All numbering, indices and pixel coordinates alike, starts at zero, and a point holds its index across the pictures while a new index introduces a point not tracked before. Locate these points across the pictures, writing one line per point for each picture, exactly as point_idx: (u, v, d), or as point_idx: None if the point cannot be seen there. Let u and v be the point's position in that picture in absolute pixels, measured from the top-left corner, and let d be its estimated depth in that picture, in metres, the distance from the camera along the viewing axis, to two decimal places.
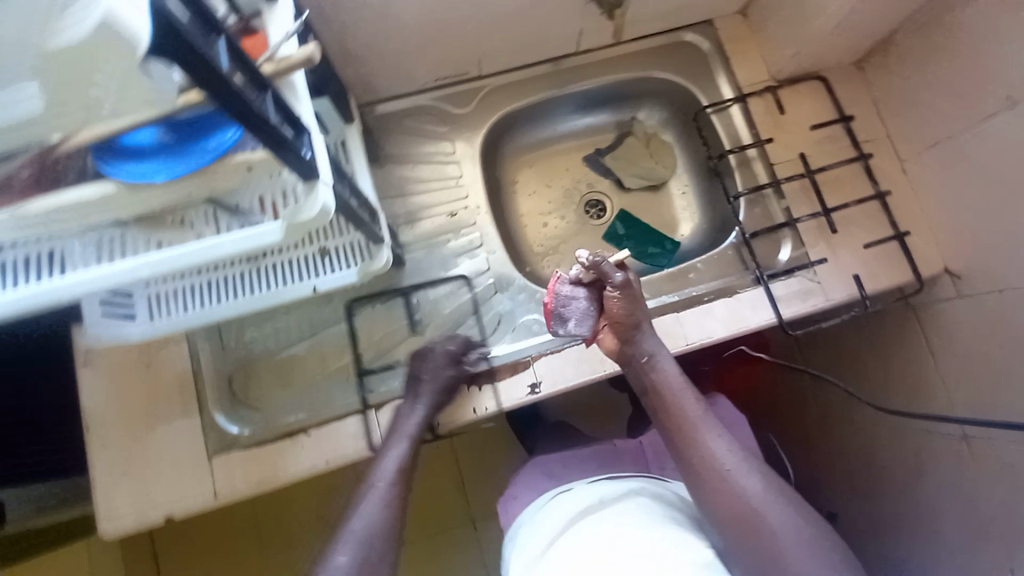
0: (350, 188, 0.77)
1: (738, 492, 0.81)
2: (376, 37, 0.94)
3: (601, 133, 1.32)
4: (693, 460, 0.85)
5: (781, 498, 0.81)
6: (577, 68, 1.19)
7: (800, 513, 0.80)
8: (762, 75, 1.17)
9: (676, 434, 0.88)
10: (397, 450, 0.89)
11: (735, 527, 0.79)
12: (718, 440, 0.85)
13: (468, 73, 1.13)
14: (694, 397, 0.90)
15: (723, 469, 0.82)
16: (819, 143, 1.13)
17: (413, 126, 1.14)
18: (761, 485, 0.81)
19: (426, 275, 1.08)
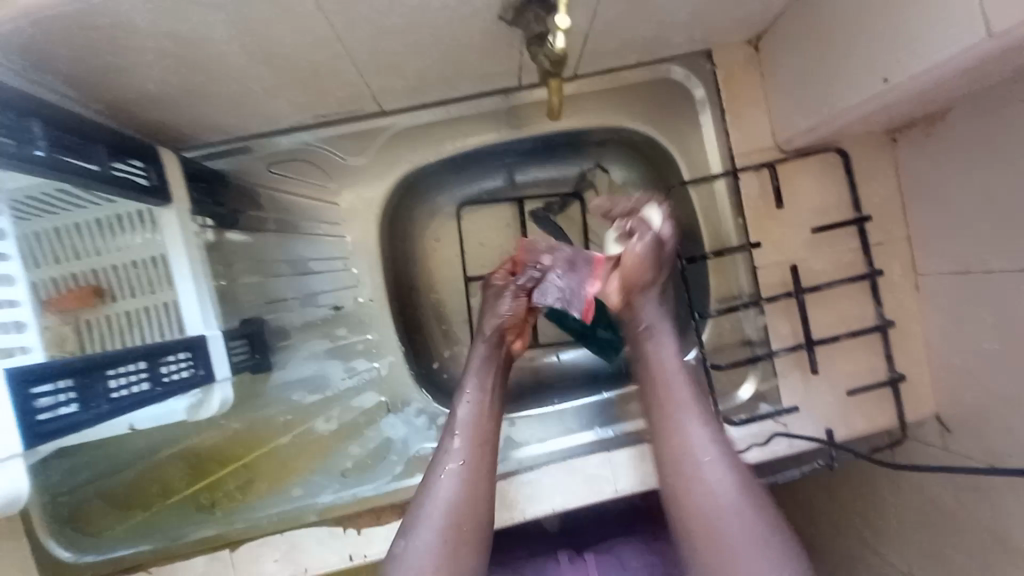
0: (125, 369, 0.55)
1: (729, 531, 0.65)
2: (192, 78, 0.63)
3: (552, 185, 1.02)
4: (671, 472, 0.69)
5: (784, 538, 0.65)
6: (519, 108, 0.88)
7: (774, 526, 0.65)
8: (764, 142, 0.88)
9: (657, 431, 0.72)
10: (466, 400, 0.76)
11: (720, 564, 0.64)
12: (709, 446, 0.69)
13: (363, 110, 0.81)
14: (684, 381, 0.73)
15: (713, 496, 0.67)
16: (820, 247, 0.87)
17: (287, 180, 0.86)
18: (760, 518, 0.65)
19: (299, 384, 0.87)
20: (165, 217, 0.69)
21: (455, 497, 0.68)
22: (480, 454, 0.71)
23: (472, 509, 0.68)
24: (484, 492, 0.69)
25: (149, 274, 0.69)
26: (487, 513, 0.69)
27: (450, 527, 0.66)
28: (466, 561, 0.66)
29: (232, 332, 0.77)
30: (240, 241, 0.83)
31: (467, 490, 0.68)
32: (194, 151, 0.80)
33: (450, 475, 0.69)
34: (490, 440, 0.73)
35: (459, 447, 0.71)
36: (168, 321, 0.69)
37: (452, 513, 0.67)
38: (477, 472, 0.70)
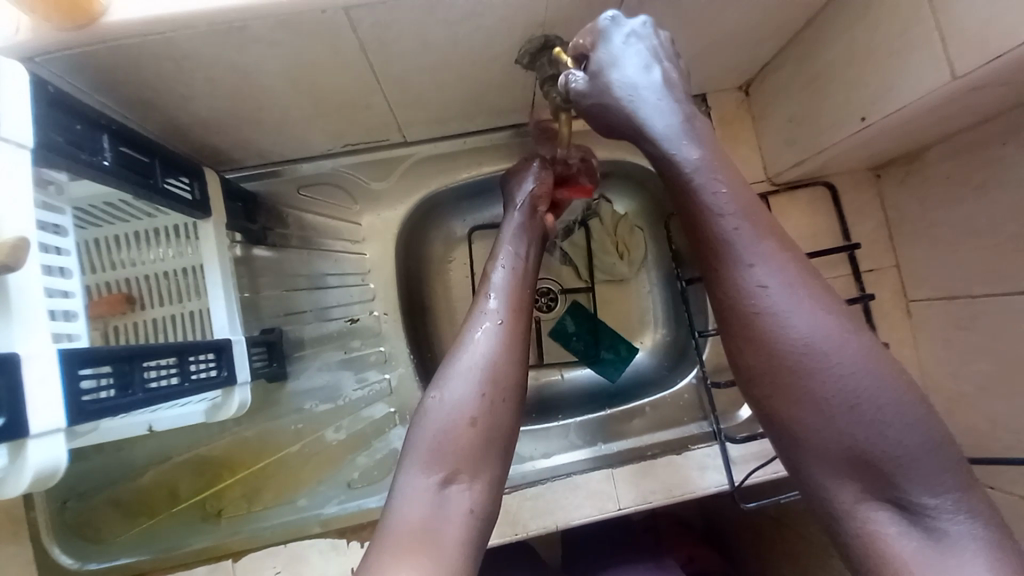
0: (160, 362, 0.59)
1: (816, 393, 0.47)
2: (240, 107, 0.70)
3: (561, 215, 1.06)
4: (733, 317, 0.52)
5: (894, 388, 0.46)
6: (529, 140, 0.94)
7: (899, 400, 0.46)
8: (757, 175, 0.95)
9: (708, 274, 0.53)
10: (502, 264, 0.74)
11: (809, 443, 0.48)
12: (785, 295, 0.49)
13: (388, 139, 0.88)
14: (737, 212, 0.52)
15: (793, 350, 0.48)
16: (811, 272, 0.93)
17: (313, 203, 0.92)
18: (861, 377, 0.46)
19: (312, 394, 0.90)
20: (204, 230, 0.75)
21: (497, 348, 0.64)
22: (517, 323, 0.68)
23: (506, 374, 0.63)
24: (520, 350, 0.66)
25: (177, 287, 0.74)
26: (522, 374, 0.65)
27: (485, 386, 0.62)
28: (498, 426, 0.61)
29: (253, 341, 0.80)
30: (268, 256, 0.91)
31: (505, 354, 0.64)
32: (234, 175, 0.88)
33: (486, 337, 0.65)
34: (527, 303, 0.71)
35: (498, 308, 0.68)
36: (195, 329, 0.75)
37: (492, 371, 0.63)
38: (512, 333, 0.66)
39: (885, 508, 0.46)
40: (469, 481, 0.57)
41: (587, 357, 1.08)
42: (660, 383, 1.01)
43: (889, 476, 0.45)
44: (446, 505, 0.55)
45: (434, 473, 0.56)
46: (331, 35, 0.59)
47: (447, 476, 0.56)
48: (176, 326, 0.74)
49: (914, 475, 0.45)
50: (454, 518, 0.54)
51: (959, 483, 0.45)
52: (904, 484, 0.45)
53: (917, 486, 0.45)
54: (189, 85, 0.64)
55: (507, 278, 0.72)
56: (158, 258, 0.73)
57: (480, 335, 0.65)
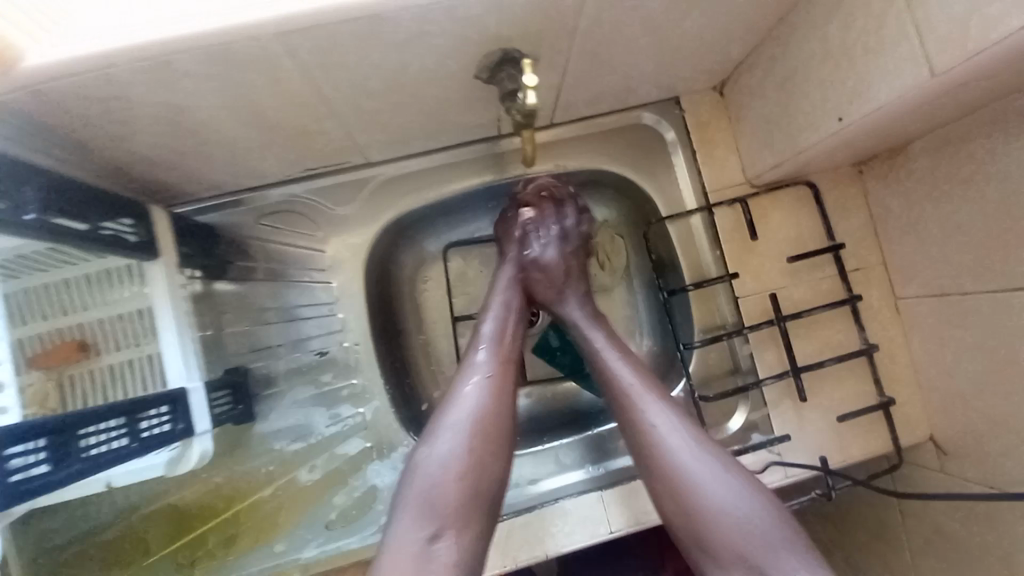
0: (101, 426, 0.56)
1: (699, 510, 0.62)
2: (183, 140, 0.66)
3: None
4: (647, 456, 0.67)
5: (752, 493, 0.62)
6: (499, 155, 0.91)
7: (748, 484, 0.63)
8: (736, 178, 0.92)
9: (628, 434, 0.70)
10: (492, 315, 0.78)
11: (692, 533, 0.62)
12: (674, 437, 0.66)
13: (349, 162, 0.84)
14: (645, 388, 0.71)
15: (683, 479, 0.64)
16: (797, 276, 0.89)
17: (275, 231, 0.88)
18: (724, 488, 0.62)
19: (284, 434, 0.85)
20: (153, 271, 0.71)
21: (488, 402, 0.68)
22: (505, 378, 0.71)
23: (498, 424, 0.67)
24: (507, 399, 0.69)
25: (131, 329, 0.70)
26: (510, 422, 0.68)
27: (476, 440, 0.65)
28: (486, 477, 0.64)
29: (215, 382, 0.77)
30: (232, 291, 0.85)
31: (493, 409, 0.67)
32: (185, 208, 0.83)
33: (472, 394, 0.68)
34: (516, 357, 0.74)
35: (486, 361, 0.72)
36: (148, 376, 0.69)
37: (478, 426, 0.66)
38: (499, 387, 0.69)
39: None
40: (456, 536, 0.60)
41: (573, 373, 1.03)
42: None
43: (756, 564, 0.58)
44: (434, 557, 0.58)
45: (423, 528, 0.59)
46: (271, 64, 0.55)
47: (435, 532, 0.59)
48: (136, 373, 0.69)
49: (773, 556, 0.58)
50: (441, 571, 0.57)
51: (811, 561, 0.58)
52: (767, 570, 0.58)
53: (780, 566, 0.57)
54: (123, 123, 0.60)
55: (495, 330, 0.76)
56: (111, 302, 0.69)
57: (468, 390, 0.69)
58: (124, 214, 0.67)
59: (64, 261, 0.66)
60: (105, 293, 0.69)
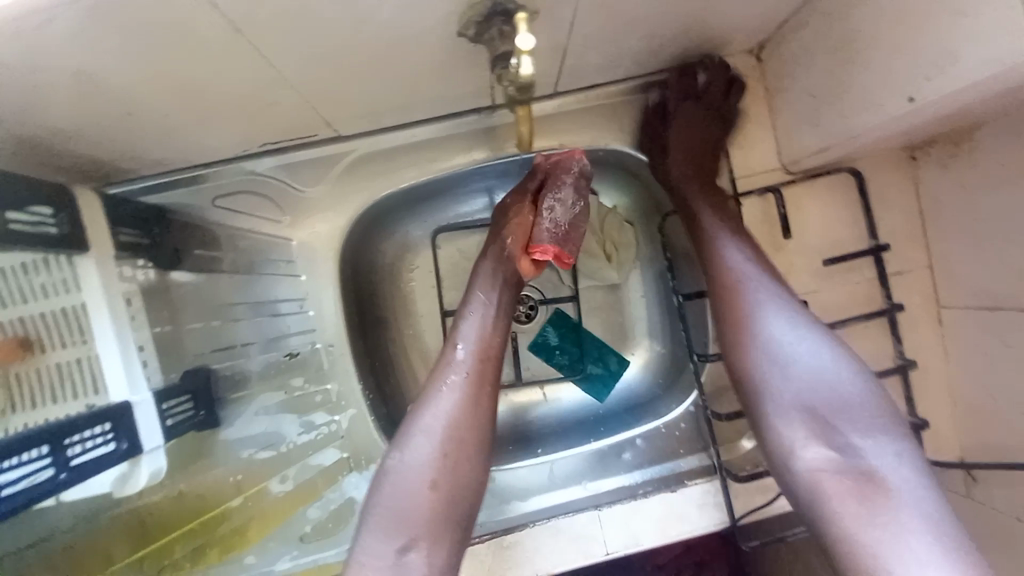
0: (21, 457, 0.49)
1: (781, 373, 0.62)
2: (101, 114, 0.54)
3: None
4: (727, 324, 0.67)
5: (843, 367, 0.61)
6: (492, 129, 0.78)
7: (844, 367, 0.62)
8: (768, 163, 0.79)
9: (721, 300, 0.68)
10: (473, 317, 0.68)
11: (767, 393, 0.63)
12: (773, 307, 0.65)
13: (316, 135, 0.72)
14: (734, 248, 0.70)
15: (775, 346, 0.63)
16: (829, 279, 0.78)
17: (235, 214, 0.77)
18: (814, 354, 0.62)
19: (253, 442, 0.78)
20: (83, 265, 0.61)
21: (460, 411, 0.62)
22: (481, 378, 0.64)
23: (469, 433, 0.61)
24: (484, 400, 0.64)
25: (67, 326, 0.58)
26: (487, 428, 0.63)
27: (451, 448, 0.60)
28: (462, 483, 0.60)
29: (173, 388, 0.68)
30: (191, 282, 0.75)
31: (467, 416, 0.62)
32: (129, 186, 0.71)
33: (446, 400, 0.62)
34: (496, 353, 0.67)
35: (465, 359, 0.65)
36: (87, 381, 0.59)
37: (450, 439, 0.61)
38: (475, 389, 0.63)
39: (824, 448, 0.59)
40: (429, 548, 0.57)
41: (571, 373, 0.95)
42: (655, 410, 0.87)
43: (833, 423, 0.59)
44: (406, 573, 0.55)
45: (395, 539, 0.56)
46: (182, 19, 0.43)
47: (406, 543, 0.56)
48: (78, 379, 0.58)
49: (852, 422, 0.59)
50: None
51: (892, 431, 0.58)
52: (844, 435, 0.59)
53: (852, 434, 0.58)
54: (16, 96, 0.48)
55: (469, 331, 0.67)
56: (50, 292, 0.58)
57: (443, 396, 0.63)
58: (41, 203, 0.57)
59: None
60: (45, 281, 0.58)
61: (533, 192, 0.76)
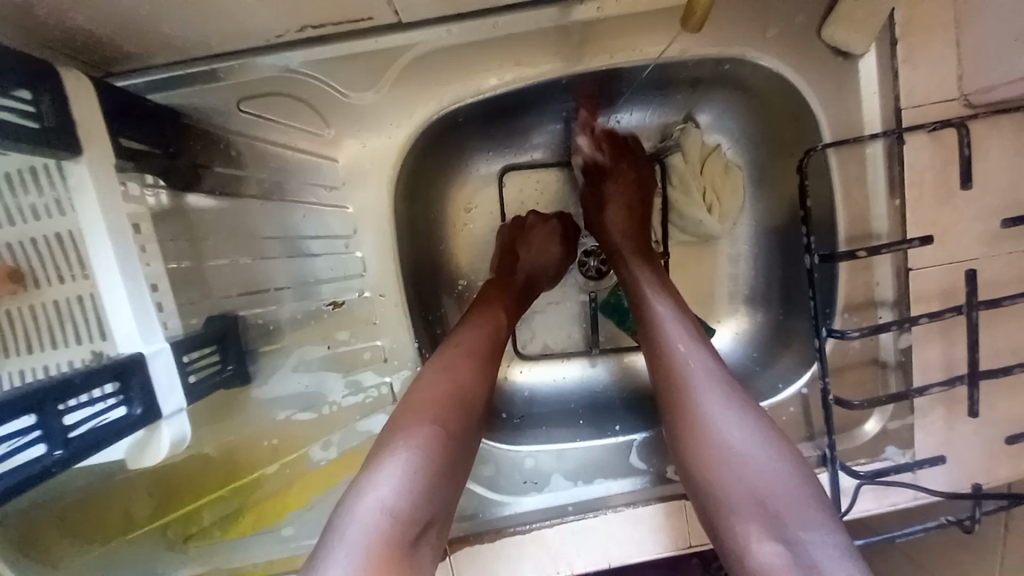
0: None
1: (726, 470, 0.50)
2: None
3: None
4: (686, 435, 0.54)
5: (784, 461, 0.50)
6: (592, 24, 0.60)
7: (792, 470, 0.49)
8: (945, 90, 0.60)
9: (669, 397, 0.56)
10: (465, 328, 0.63)
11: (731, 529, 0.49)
12: (715, 397, 0.54)
13: (373, 19, 0.55)
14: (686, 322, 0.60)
15: (725, 446, 0.51)
16: (998, 247, 0.62)
17: (264, 124, 0.61)
18: (763, 460, 0.50)
19: (298, 402, 0.67)
20: (75, 173, 0.46)
21: (420, 449, 0.51)
22: (450, 428, 0.54)
23: (432, 479, 0.50)
24: (457, 474, 0.54)
25: (63, 257, 0.47)
26: (445, 485, 0.52)
27: (420, 491, 0.49)
28: (433, 517, 0.50)
29: (195, 337, 0.55)
30: (214, 208, 0.60)
31: (438, 462, 0.52)
32: (133, 80, 0.56)
33: (412, 443, 0.51)
34: (479, 406, 0.58)
35: (428, 405, 0.55)
36: (91, 324, 0.48)
37: (422, 480, 0.50)
38: (444, 455, 0.52)
39: (776, 541, 0.46)
40: None
41: None
42: (753, 389, 0.74)
43: (778, 517, 0.47)
44: None
45: None
46: None
47: None
48: (83, 323, 0.48)
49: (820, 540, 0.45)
50: None
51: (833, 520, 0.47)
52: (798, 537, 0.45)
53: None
54: None
55: (433, 377, 0.58)
56: (39, 213, 0.47)
57: (407, 440, 0.52)
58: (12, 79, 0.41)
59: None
60: (31, 201, 0.47)
61: (569, 233, 0.77)
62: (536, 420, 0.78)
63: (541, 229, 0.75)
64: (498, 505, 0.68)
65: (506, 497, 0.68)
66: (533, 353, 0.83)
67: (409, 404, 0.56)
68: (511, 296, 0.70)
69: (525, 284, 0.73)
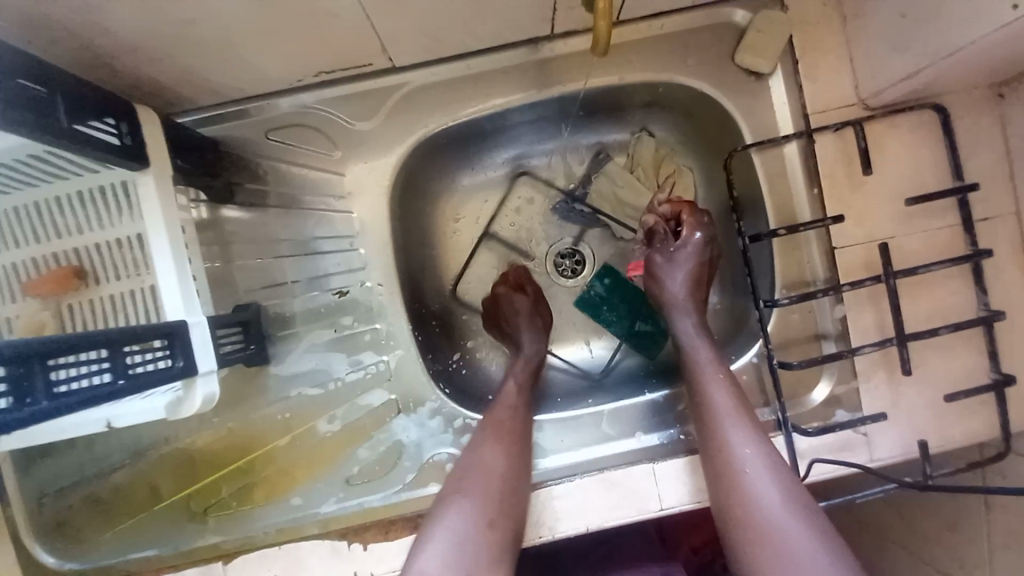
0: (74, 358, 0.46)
1: (745, 499, 0.60)
2: (155, 26, 0.53)
3: (570, 159, 0.92)
4: (713, 449, 0.65)
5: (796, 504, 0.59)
6: (549, 61, 0.75)
7: (795, 491, 0.59)
8: (843, 97, 0.72)
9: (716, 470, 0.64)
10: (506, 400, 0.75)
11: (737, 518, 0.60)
12: (747, 448, 0.63)
13: (370, 64, 0.70)
14: (706, 351, 0.73)
15: (741, 464, 0.62)
16: (910, 225, 0.71)
17: (286, 149, 0.76)
18: (772, 480, 0.60)
19: (309, 381, 0.77)
20: (144, 185, 0.60)
21: (468, 520, 0.61)
22: (494, 493, 0.64)
23: (483, 546, 0.59)
24: (503, 532, 0.62)
25: (128, 254, 0.60)
26: (501, 557, 0.60)
27: (471, 553, 0.58)
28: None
29: (226, 318, 0.67)
30: (242, 218, 0.76)
31: (484, 526, 0.61)
32: (187, 117, 0.72)
33: (461, 512, 0.61)
34: (521, 477, 0.67)
35: (478, 477, 0.65)
36: (146, 306, 0.60)
37: (472, 545, 0.59)
38: (491, 520, 0.61)
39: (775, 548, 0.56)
40: None
41: (625, 336, 0.91)
42: None
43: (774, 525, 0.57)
44: None
45: None
46: None
47: None
48: (136, 309, 0.60)
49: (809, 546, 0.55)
50: None
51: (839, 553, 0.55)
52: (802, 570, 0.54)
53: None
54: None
55: (478, 454, 0.68)
56: (105, 226, 0.60)
57: (450, 509, 0.62)
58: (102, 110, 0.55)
59: (55, 174, 0.57)
60: (97, 218, 0.60)
61: (524, 284, 0.87)
62: None
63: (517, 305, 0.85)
64: None
65: None
66: None
67: (453, 478, 0.66)
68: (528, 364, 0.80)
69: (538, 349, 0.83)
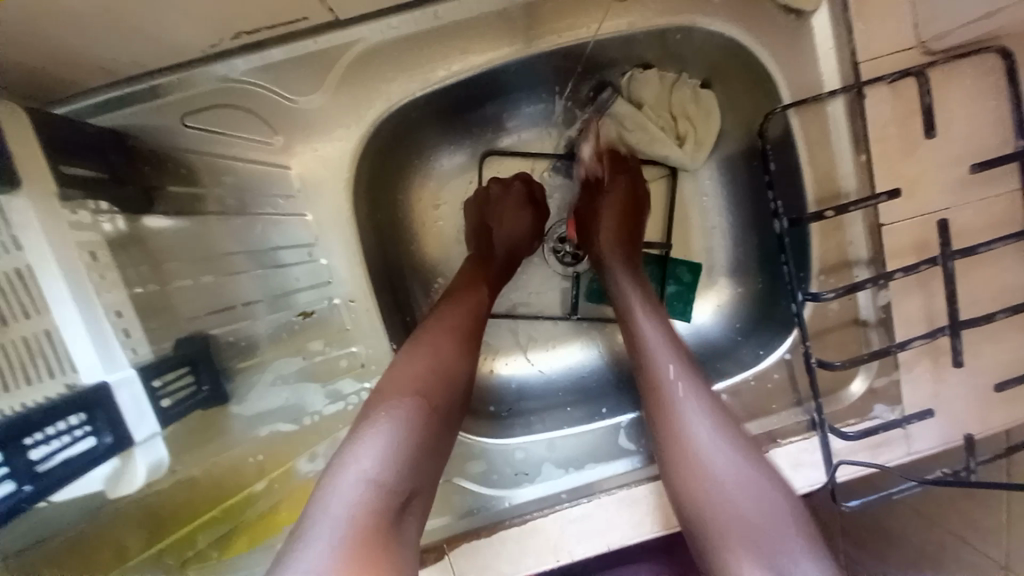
0: None
1: (701, 476, 0.53)
2: None
3: (567, 125, 0.78)
4: (662, 422, 0.58)
5: (759, 475, 0.52)
6: (538, 5, 0.59)
7: (756, 462, 0.53)
8: (902, 39, 0.59)
9: (654, 414, 0.59)
10: (448, 304, 0.64)
11: (692, 496, 0.53)
12: (699, 417, 0.56)
13: (303, 19, 0.53)
14: (651, 316, 0.64)
15: (694, 437, 0.55)
16: (969, 196, 0.61)
17: (212, 137, 0.61)
18: (731, 455, 0.53)
19: (284, 416, 0.68)
20: (18, 209, 0.44)
21: (408, 427, 0.52)
22: (433, 403, 0.55)
23: (417, 464, 0.52)
24: (430, 446, 0.53)
25: (20, 292, 0.44)
26: (424, 461, 0.53)
27: (407, 464, 0.50)
28: (418, 490, 0.52)
29: (166, 361, 0.55)
30: (173, 228, 0.59)
31: (421, 436, 0.52)
32: (75, 105, 0.55)
33: (395, 415, 0.52)
34: (463, 385, 0.59)
35: (422, 387, 0.55)
36: (60, 358, 0.45)
37: (406, 453, 0.51)
38: (428, 430, 0.53)
39: (760, 552, 0.48)
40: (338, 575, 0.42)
41: None
42: (736, 360, 0.74)
43: (749, 517, 0.50)
44: None
45: None
46: None
47: None
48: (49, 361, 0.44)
49: (779, 527, 0.49)
50: None
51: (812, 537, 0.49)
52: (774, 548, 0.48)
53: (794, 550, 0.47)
54: None
55: (415, 353, 0.58)
56: None
57: (389, 413, 0.52)
58: None
59: None
60: None
61: (534, 197, 0.76)
62: (525, 412, 0.78)
63: (504, 212, 0.74)
64: (492, 500, 0.67)
65: (500, 491, 0.68)
66: (518, 345, 0.82)
67: (389, 381, 0.56)
68: (492, 271, 0.71)
69: (506, 258, 0.73)
